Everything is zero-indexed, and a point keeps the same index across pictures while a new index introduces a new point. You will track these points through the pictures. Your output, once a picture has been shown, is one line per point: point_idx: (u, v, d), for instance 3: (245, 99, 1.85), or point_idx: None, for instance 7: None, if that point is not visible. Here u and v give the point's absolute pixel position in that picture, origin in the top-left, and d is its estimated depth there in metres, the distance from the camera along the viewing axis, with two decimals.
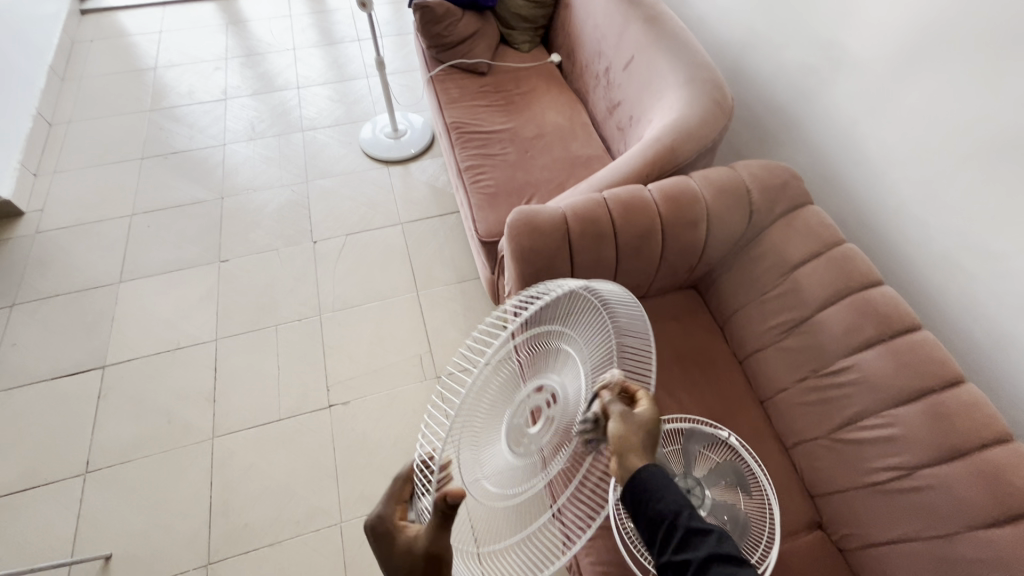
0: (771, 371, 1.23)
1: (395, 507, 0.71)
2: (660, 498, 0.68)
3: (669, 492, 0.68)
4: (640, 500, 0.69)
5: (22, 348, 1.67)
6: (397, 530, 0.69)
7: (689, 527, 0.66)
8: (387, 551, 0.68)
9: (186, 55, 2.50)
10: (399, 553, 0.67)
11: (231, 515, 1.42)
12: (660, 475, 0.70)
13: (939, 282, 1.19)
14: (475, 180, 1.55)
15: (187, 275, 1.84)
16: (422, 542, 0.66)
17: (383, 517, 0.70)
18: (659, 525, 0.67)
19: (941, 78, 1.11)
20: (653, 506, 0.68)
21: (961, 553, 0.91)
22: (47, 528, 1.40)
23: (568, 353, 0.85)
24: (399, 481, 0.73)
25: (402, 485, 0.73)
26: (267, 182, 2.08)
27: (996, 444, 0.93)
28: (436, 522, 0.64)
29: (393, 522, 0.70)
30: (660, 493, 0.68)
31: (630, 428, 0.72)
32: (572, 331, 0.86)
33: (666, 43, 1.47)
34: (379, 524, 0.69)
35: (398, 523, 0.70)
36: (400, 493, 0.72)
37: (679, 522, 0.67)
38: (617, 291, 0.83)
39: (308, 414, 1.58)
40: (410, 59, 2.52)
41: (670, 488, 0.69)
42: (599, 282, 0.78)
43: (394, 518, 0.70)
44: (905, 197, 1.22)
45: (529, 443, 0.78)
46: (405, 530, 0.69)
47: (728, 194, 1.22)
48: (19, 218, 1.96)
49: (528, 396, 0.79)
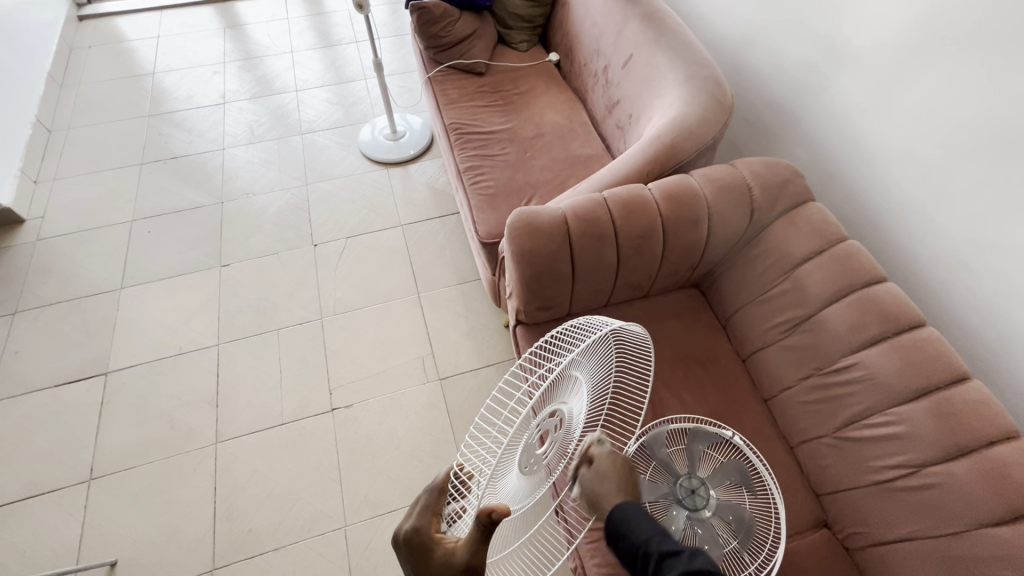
0: (776, 369, 1.22)
1: (431, 518, 0.73)
2: (631, 531, 0.76)
3: (640, 525, 0.76)
4: (616, 534, 0.77)
5: (24, 355, 1.67)
6: (433, 541, 0.71)
7: (660, 551, 0.73)
8: (423, 563, 0.70)
9: (184, 60, 2.50)
10: (436, 566, 0.69)
11: (235, 520, 1.42)
12: (631, 509, 0.78)
13: (943, 279, 1.19)
14: (475, 181, 1.55)
15: (188, 280, 1.83)
16: (459, 557, 0.67)
17: (421, 529, 0.72)
18: (635, 556, 0.75)
19: (944, 72, 1.10)
20: (627, 540, 0.76)
21: (968, 551, 0.90)
22: (52, 536, 1.40)
23: (577, 380, 0.85)
24: (433, 493, 0.75)
25: (437, 497, 0.75)
26: (267, 186, 2.07)
27: (1002, 442, 0.93)
28: (477, 536, 0.65)
29: (430, 534, 0.72)
30: (631, 526, 0.76)
31: (601, 484, 0.79)
32: (589, 364, 0.86)
33: (665, 41, 1.46)
34: (416, 536, 0.72)
35: (434, 535, 0.72)
36: (436, 505, 0.74)
37: (652, 549, 0.73)
38: (639, 331, 0.87)
39: (311, 417, 1.58)
40: (408, 60, 2.51)
41: (641, 521, 0.76)
42: (632, 325, 0.82)
43: (430, 530, 0.72)
44: (907, 193, 1.22)
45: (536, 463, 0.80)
46: (442, 540, 0.71)
47: (729, 192, 1.21)
48: (20, 226, 1.96)
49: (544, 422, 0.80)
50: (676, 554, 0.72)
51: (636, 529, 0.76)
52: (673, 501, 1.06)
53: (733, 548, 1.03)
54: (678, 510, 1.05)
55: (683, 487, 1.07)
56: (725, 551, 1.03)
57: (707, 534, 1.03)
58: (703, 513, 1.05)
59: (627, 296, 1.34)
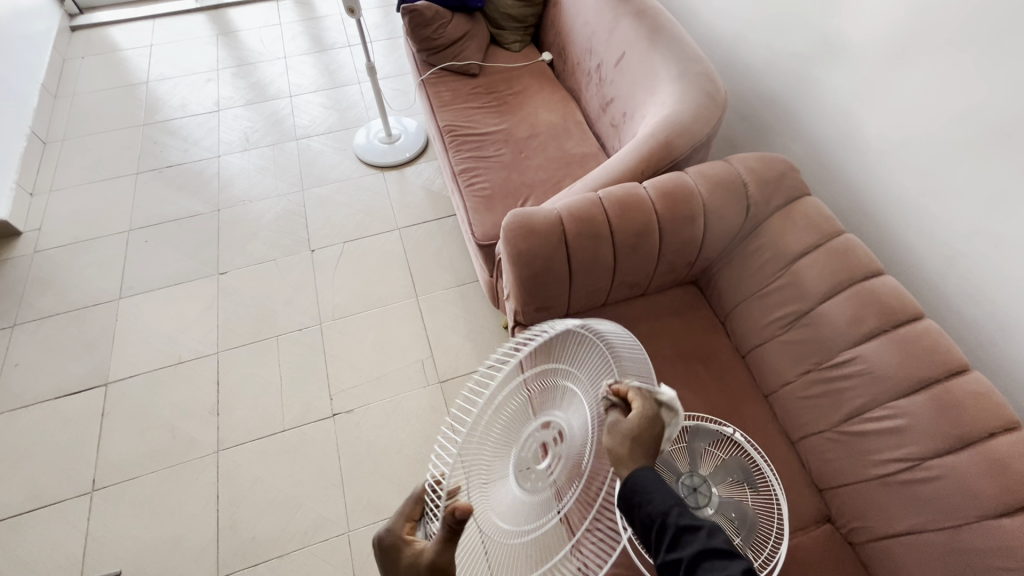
0: (775, 365, 1.22)
1: (405, 522, 0.73)
2: (648, 500, 0.71)
3: (660, 494, 0.72)
4: (632, 504, 0.73)
5: (23, 368, 1.67)
6: (403, 543, 0.71)
7: (678, 525, 0.69)
8: (394, 565, 0.71)
9: (178, 68, 2.50)
10: (404, 565, 0.69)
11: (239, 528, 1.42)
12: (650, 477, 0.73)
13: (940, 270, 1.18)
14: (470, 183, 1.55)
15: (187, 289, 1.83)
16: (427, 556, 0.67)
17: (393, 530, 0.73)
18: (650, 527, 0.71)
19: (936, 64, 1.09)
20: (640, 509, 0.72)
21: (971, 543, 0.90)
22: (55, 548, 1.40)
23: (572, 390, 0.85)
24: (411, 500, 0.75)
25: (414, 504, 0.75)
26: (263, 192, 2.07)
27: (1003, 433, 0.92)
28: (446, 535, 0.64)
29: (402, 536, 0.72)
30: (650, 495, 0.72)
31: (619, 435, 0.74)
32: (579, 371, 0.86)
33: (657, 38, 1.46)
34: (387, 538, 0.72)
35: (405, 537, 0.72)
36: (412, 511, 0.74)
37: (669, 521, 0.70)
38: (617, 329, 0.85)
39: (311, 424, 1.57)
40: (401, 63, 2.51)
41: (660, 489, 0.72)
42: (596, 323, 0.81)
43: (402, 532, 0.72)
44: (904, 185, 1.21)
45: (535, 479, 0.78)
46: (411, 543, 0.71)
47: (724, 187, 1.21)
48: (17, 238, 1.96)
49: (534, 433, 0.78)
50: (695, 530, 0.69)
51: (653, 499, 0.71)
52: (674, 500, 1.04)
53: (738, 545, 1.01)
54: None
55: (685, 485, 1.05)
56: None
57: None
58: (705, 510, 1.03)
59: (625, 295, 1.34)
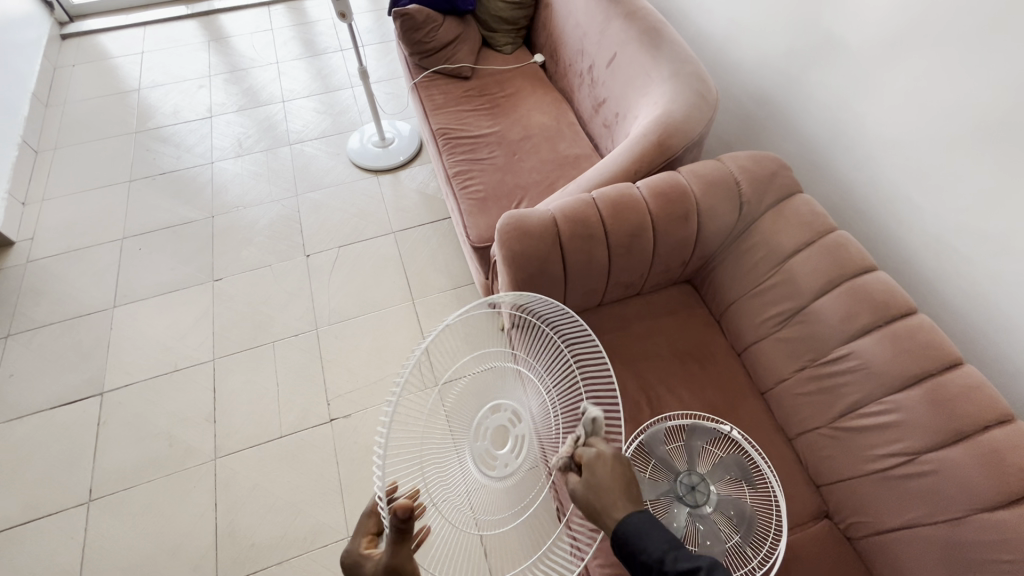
0: (770, 363, 1.22)
1: (361, 538, 0.70)
2: (642, 548, 0.68)
3: (651, 541, 0.68)
4: (626, 556, 0.70)
5: (18, 379, 1.66)
6: (364, 558, 0.67)
7: (677, 571, 0.67)
8: None
9: (170, 75, 2.49)
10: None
11: (237, 536, 1.42)
12: (637, 525, 0.70)
13: (932, 265, 1.19)
14: (464, 186, 1.55)
15: (181, 296, 1.83)
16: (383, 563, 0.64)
17: (351, 550, 0.69)
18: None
19: (925, 61, 1.10)
20: (638, 559, 0.69)
21: (969, 537, 0.90)
22: (51, 559, 1.39)
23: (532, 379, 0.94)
24: (364, 517, 0.72)
25: (369, 519, 0.72)
26: (257, 198, 2.07)
27: (997, 426, 0.93)
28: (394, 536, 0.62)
29: (360, 552, 0.68)
30: (642, 544, 0.69)
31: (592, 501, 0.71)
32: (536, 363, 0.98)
33: (647, 39, 1.46)
34: (348, 558, 0.68)
35: (366, 552, 0.68)
36: (368, 526, 0.71)
37: (666, 568, 0.67)
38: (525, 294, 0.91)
39: (309, 429, 1.57)
40: (393, 67, 2.51)
41: (651, 536, 0.69)
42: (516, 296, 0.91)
43: (361, 548, 0.68)
44: (894, 181, 1.22)
45: (498, 463, 0.84)
46: (370, 556, 0.67)
47: (717, 186, 1.21)
48: (10, 248, 1.95)
49: (487, 418, 0.88)
50: (694, 572, 0.66)
51: (648, 546, 0.68)
52: (672, 500, 1.04)
53: (735, 542, 1.02)
54: (678, 508, 1.04)
55: (684, 483, 1.05)
56: (728, 546, 1.02)
57: (708, 530, 1.02)
58: (704, 508, 1.04)
59: (621, 295, 1.34)
